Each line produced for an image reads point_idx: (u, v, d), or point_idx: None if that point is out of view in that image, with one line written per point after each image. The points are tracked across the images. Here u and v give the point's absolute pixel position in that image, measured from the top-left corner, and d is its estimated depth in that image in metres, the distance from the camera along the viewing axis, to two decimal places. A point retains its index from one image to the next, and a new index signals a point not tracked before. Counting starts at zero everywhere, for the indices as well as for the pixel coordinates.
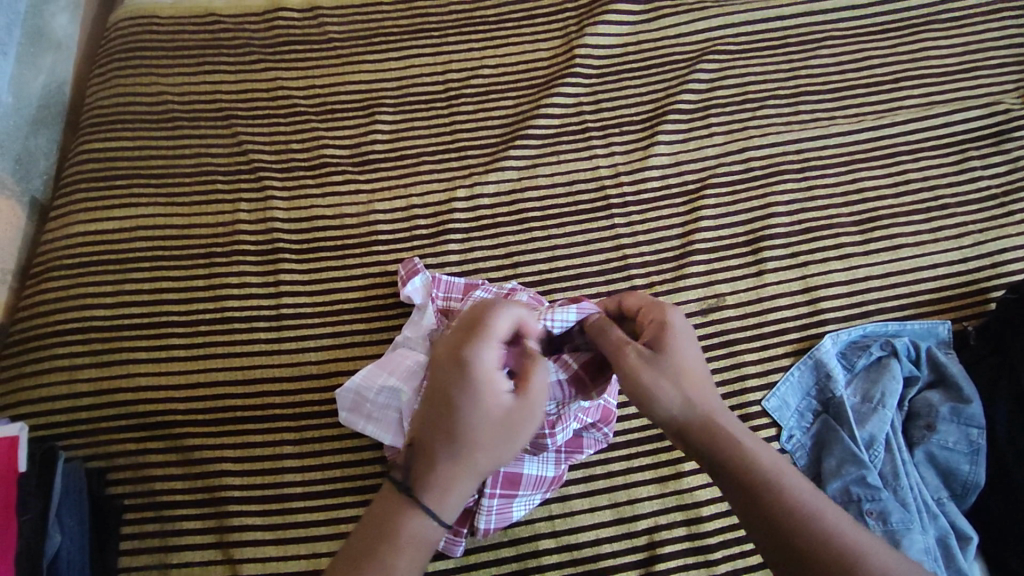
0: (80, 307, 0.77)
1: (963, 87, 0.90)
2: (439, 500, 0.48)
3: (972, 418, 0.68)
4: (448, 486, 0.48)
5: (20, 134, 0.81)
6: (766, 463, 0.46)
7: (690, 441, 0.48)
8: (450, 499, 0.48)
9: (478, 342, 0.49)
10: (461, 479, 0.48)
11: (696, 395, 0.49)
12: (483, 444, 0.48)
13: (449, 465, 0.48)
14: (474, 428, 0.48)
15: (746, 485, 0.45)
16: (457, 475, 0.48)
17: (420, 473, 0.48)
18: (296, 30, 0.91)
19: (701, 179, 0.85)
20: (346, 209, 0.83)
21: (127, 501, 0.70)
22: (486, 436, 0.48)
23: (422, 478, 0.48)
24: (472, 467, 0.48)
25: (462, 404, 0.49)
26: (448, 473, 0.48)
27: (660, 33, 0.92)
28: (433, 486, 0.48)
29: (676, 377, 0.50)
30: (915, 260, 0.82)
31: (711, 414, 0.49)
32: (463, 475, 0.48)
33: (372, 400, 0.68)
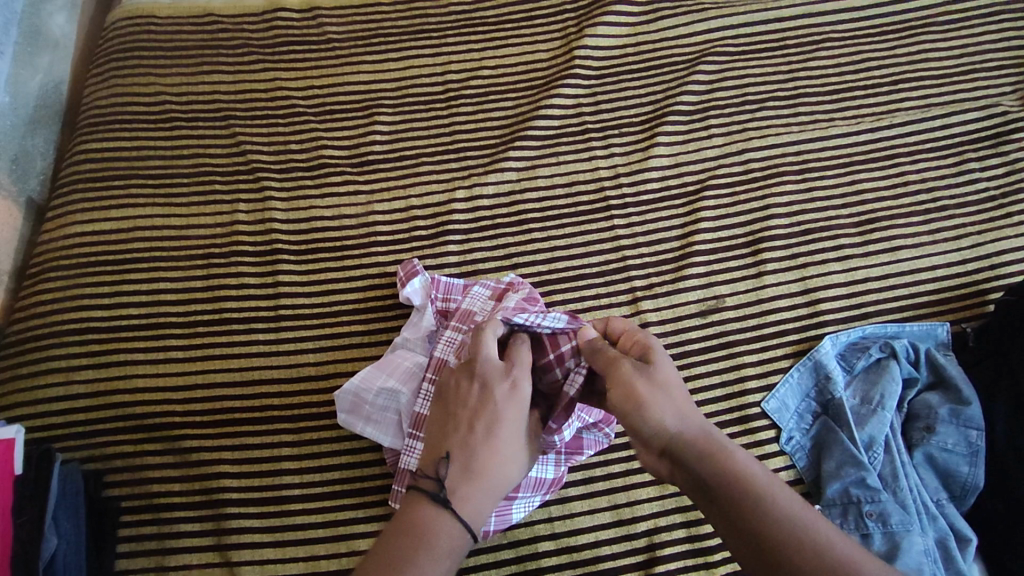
0: (79, 308, 0.76)
1: (961, 89, 0.90)
2: (480, 517, 0.49)
3: (971, 420, 0.68)
4: (487, 502, 0.50)
5: (17, 135, 0.81)
6: (759, 478, 0.45)
7: (681, 457, 0.47)
8: (487, 515, 0.50)
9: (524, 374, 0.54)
10: (496, 496, 0.51)
11: (686, 412, 0.48)
12: (515, 465, 0.52)
13: (489, 484, 0.50)
14: (511, 452, 0.52)
15: (739, 503, 0.44)
16: (495, 492, 0.50)
17: (458, 492, 0.49)
18: (296, 30, 0.91)
19: (701, 180, 0.85)
20: (346, 210, 0.82)
21: (126, 503, 0.69)
22: (518, 457, 0.52)
23: (464, 496, 0.49)
24: (505, 486, 0.51)
25: (499, 427, 0.52)
26: (488, 493, 0.50)
27: (660, 35, 0.92)
28: (478, 502, 0.49)
29: (665, 394, 0.49)
30: (914, 261, 0.82)
31: (701, 429, 0.48)
32: (497, 494, 0.51)
33: (370, 402, 0.67)
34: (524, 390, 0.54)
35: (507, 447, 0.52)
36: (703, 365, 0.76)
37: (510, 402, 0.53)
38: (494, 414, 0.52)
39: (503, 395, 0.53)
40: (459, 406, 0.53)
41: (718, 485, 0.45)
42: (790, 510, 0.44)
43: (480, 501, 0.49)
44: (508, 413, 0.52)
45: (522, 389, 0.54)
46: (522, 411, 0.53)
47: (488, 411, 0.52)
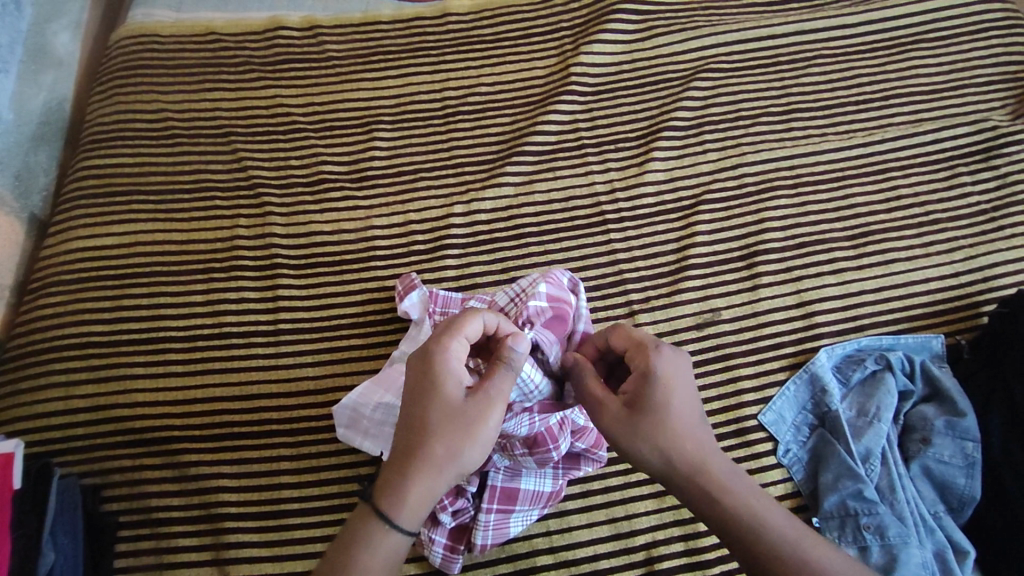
0: (79, 323, 0.77)
1: (950, 104, 0.91)
2: (399, 505, 0.48)
3: (966, 431, 0.68)
4: (406, 488, 0.49)
5: (19, 151, 0.82)
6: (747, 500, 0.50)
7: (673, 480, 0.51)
8: (412, 505, 0.48)
9: (449, 343, 0.52)
10: (423, 480, 0.49)
11: (678, 435, 0.51)
12: (443, 447, 0.49)
13: (408, 469, 0.49)
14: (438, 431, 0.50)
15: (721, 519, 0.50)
16: (418, 477, 0.49)
17: (388, 484, 0.49)
18: (296, 48, 0.93)
19: (695, 195, 0.86)
20: (344, 225, 0.83)
21: (124, 517, 0.69)
22: (445, 437, 0.50)
23: (386, 485, 0.49)
24: (436, 471, 0.49)
25: (423, 408, 0.51)
26: (408, 480, 0.49)
27: (654, 52, 0.94)
28: (395, 491, 0.49)
29: (646, 428, 0.51)
30: (907, 274, 0.83)
31: (693, 451, 0.51)
32: (428, 481, 0.49)
33: (368, 417, 0.69)
34: (450, 360, 0.52)
35: (431, 428, 0.50)
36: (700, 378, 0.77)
37: (429, 380, 0.52)
38: (420, 394, 0.51)
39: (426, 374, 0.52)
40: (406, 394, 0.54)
41: (702, 504, 0.50)
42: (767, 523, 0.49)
43: (398, 490, 0.49)
44: (427, 393, 0.51)
45: (443, 362, 0.52)
46: (447, 383, 0.51)
47: (412, 397, 0.52)
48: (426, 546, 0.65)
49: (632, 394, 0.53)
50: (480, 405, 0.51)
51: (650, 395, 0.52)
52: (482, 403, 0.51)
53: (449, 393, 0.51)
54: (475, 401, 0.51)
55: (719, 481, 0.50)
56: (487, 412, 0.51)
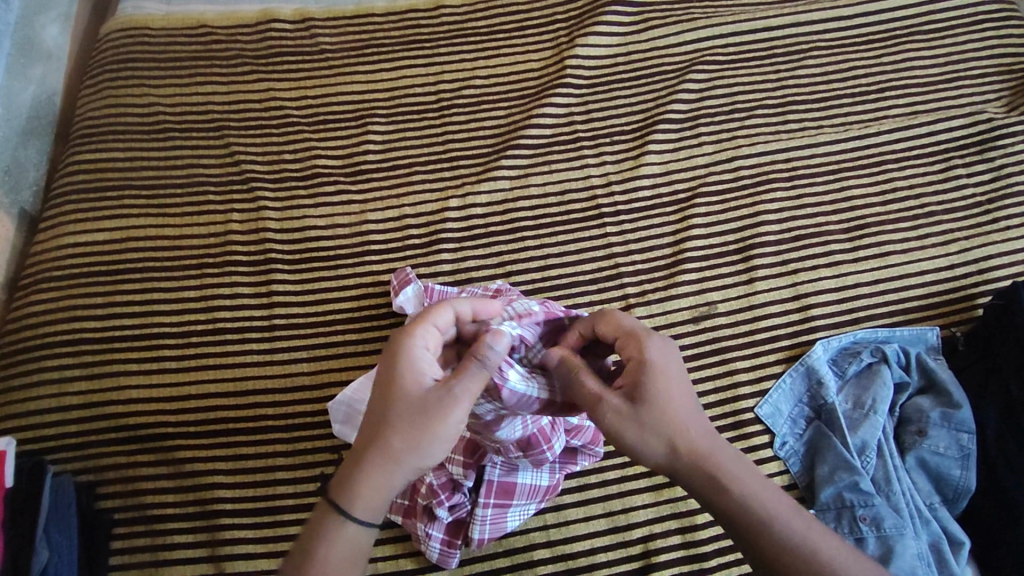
0: (71, 319, 0.76)
1: (946, 96, 0.91)
2: (350, 498, 0.48)
3: (962, 423, 0.68)
4: (361, 476, 0.48)
5: (8, 146, 0.81)
6: (756, 485, 0.50)
7: (685, 471, 0.50)
8: (363, 496, 0.48)
9: (412, 334, 0.52)
10: (377, 469, 0.48)
11: (684, 421, 0.51)
12: (398, 435, 0.49)
13: (364, 457, 0.49)
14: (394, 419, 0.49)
15: (732, 509, 0.49)
16: (373, 465, 0.48)
17: (345, 470, 0.49)
18: (289, 41, 0.92)
19: (691, 188, 0.86)
20: (339, 220, 0.83)
21: (118, 514, 0.69)
22: (396, 429, 0.49)
23: (342, 474, 0.49)
24: (388, 464, 0.49)
25: (381, 400, 0.50)
26: (362, 471, 0.48)
27: (649, 44, 0.93)
28: (347, 483, 0.48)
29: (653, 418, 0.50)
30: (903, 267, 0.83)
31: (698, 434, 0.51)
32: (379, 473, 0.48)
33: (363, 412, 0.70)
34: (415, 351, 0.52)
35: (384, 422, 0.49)
36: (696, 372, 0.77)
37: (392, 368, 0.51)
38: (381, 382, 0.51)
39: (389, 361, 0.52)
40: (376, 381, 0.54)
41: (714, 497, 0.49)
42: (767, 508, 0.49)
43: (351, 482, 0.48)
44: (387, 382, 0.51)
45: (406, 354, 0.51)
46: (407, 371, 0.51)
47: (375, 387, 0.51)
48: (423, 541, 0.65)
49: (629, 384, 0.52)
50: (439, 399, 0.49)
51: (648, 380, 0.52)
52: (440, 394, 0.49)
53: (411, 382, 0.50)
54: (433, 392, 0.49)
55: (724, 468, 0.50)
56: (444, 406, 0.49)
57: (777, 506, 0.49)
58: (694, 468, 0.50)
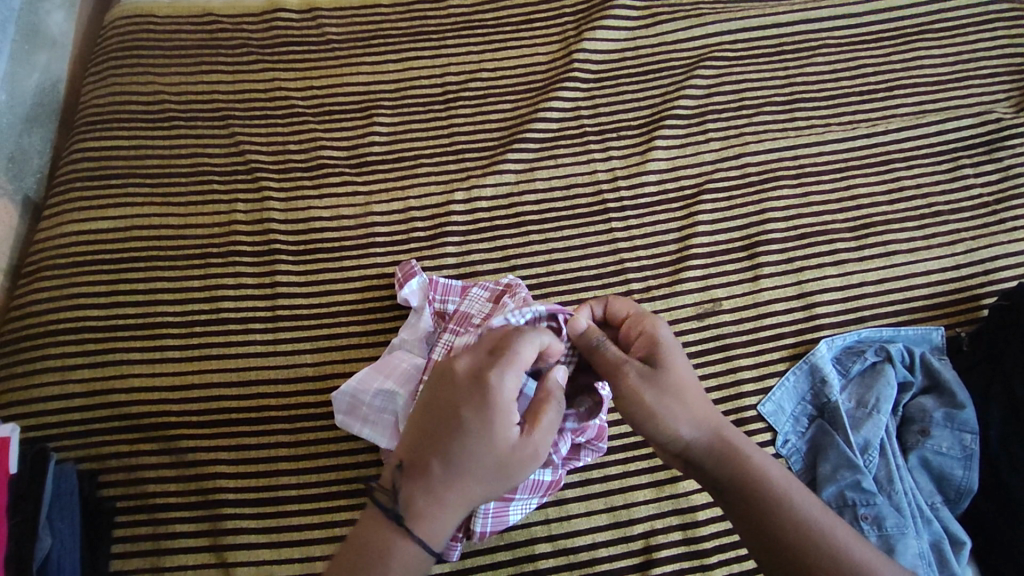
0: (74, 307, 0.76)
1: (955, 96, 0.91)
2: (433, 531, 0.49)
3: (965, 423, 0.68)
4: (447, 518, 0.49)
5: (13, 133, 0.81)
6: (774, 474, 0.51)
7: (703, 457, 0.52)
8: (448, 533, 0.49)
9: (508, 376, 0.50)
10: (461, 508, 0.50)
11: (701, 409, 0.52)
12: (490, 482, 0.49)
13: (451, 500, 0.49)
14: (487, 467, 0.49)
15: (753, 494, 0.50)
16: (458, 506, 0.49)
17: (422, 509, 0.49)
18: (295, 31, 0.91)
19: (697, 184, 0.86)
20: (344, 211, 0.82)
21: (120, 502, 0.69)
22: (496, 474, 0.50)
23: (423, 514, 0.49)
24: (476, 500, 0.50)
25: (479, 440, 0.49)
26: (450, 506, 0.49)
27: (657, 39, 0.93)
28: (438, 518, 0.48)
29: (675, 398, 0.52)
30: (908, 266, 0.82)
31: (712, 422, 0.52)
32: (462, 508, 0.50)
33: (367, 403, 0.68)
34: (507, 395, 0.50)
35: (488, 466, 0.49)
36: (700, 369, 0.76)
37: (487, 414, 0.49)
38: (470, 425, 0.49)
39: (482, 403, 0.49)
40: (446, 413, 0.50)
41: (732, 485, 0.51)
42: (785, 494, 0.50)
43: (438, 518, 0.48)
44: (481, 428, 0.49)
45: (508, 396, 0.50)
46: (502, 418, 0.50)
47: (464, 421, 0.49)
48: None
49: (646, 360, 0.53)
50: (535, 446, 0.51)
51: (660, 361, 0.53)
52: (539, 442, 0.51)
53: (506, 430, 0.50)
54: (525, 440, 0.50)
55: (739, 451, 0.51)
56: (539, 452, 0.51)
57: (798, 495, 0.50)
58: (714, 455, 0.51)
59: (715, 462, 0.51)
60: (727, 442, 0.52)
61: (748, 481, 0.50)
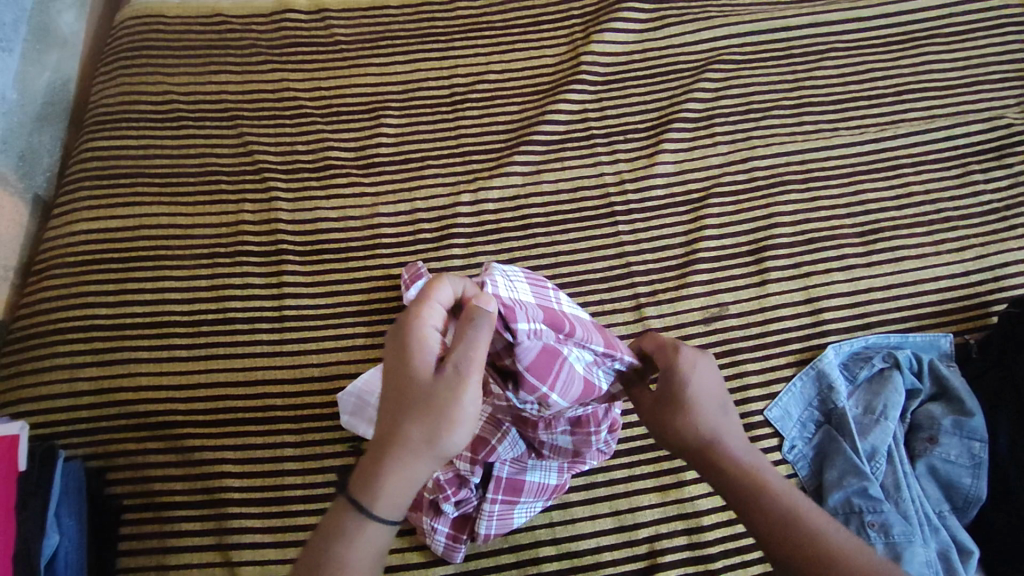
0: (82, 305, 0.76)
1: (966, 101, 0.90)
2: (369, 491, 0.45)
3: (974, 431, 0.68)
4: (382, 475, 0.45)
5: (23, 131, 0.81)
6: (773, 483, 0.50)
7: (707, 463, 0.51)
8: (388, 494, 0.45)
9: (414, 314, 0.48)
10: (397, 463, 0.45)
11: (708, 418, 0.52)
12: (412, 425, 0.45)
13: (381, 453, 0.45)
14: (407, 411, 0.45)
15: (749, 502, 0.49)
16: (392, 460, 0.45)
17: (360, 469, 0.46)
18: (303, 32, 0.92)
19: (705, 188, 0.85)
20: (350, 212, 0.83)
21: (126, 500, 0.69)
22: (414, 417, 0.45)
23: (360, 473, 0.46)
24: (409, 457, 0.45)
25: (396, 389, 0.46)
26: (382, 468, 0.45)
27: (665, 42, 0.93)
28: (367, 480, 0.45)
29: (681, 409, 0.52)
30: (917, 272, 0.82)
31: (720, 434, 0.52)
32: (400, 469, 0.45)
33: (372, 406, 0.70)
34: (422, 336, 0.47)
35: (402, 408, 0.45)
36: None
37: (400, 357, 0.47)
38: (394, 375, 0.47)
39: (396, 348, 0.47)
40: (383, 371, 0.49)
41: (730, 490, 0.50)
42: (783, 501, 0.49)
43: (370, 476, 0.45)
44: (399, 370, 0.46)
45: (415, 334, 0.47)
46: (417, 358, 0.46)
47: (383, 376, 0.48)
48: (428, 534, 0.65)
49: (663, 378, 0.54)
50: (451, 380, 0.45)
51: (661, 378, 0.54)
52: (453, 372, 0.45)
53: (420, 367, 0.46)
54: (444, 374, 0.45)
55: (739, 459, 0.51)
56: (459, 387, 0.45)
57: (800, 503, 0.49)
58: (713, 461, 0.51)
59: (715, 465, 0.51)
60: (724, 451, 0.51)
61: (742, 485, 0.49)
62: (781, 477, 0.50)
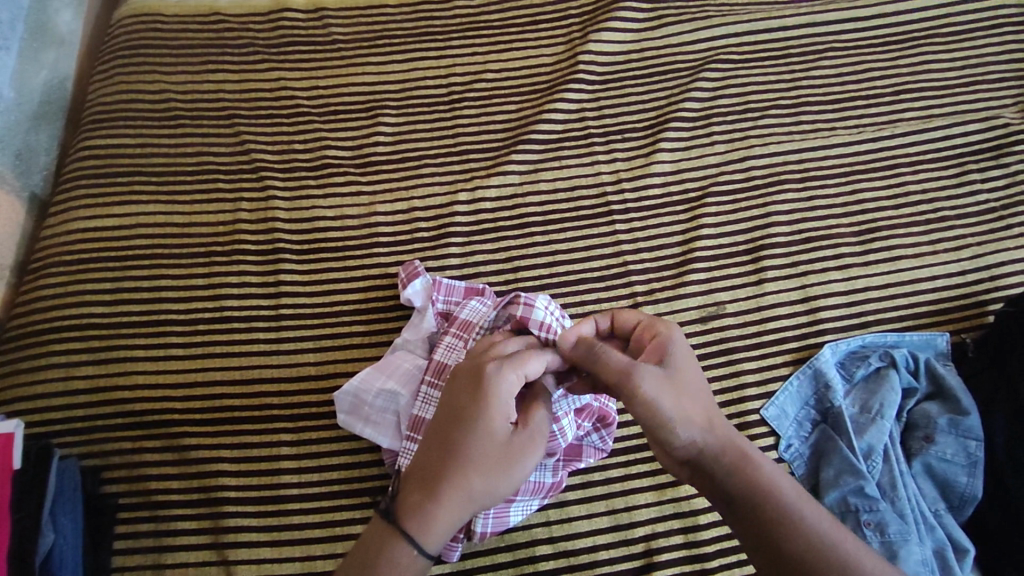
0: (78, 304, 0.76)
1: (963, 101, 0.90)
2: (424, 529, 0.50)
3: (969, 430, 0.68)
4: (439, 517, 0.50)
5: (20, 130, 0.81)
6: (787, 490, 0.50)
7: (717, 464, 0.50)
8: (440, 534, 0.50)
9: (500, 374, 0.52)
10: (454, 509, 0.51)
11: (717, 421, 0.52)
12: (478, 479, 0.51)
13: (441, 498, 0.50)
14: (477, 466, 0.51)
15: (765, 511, 0.48)
16: (451, 506, 0.50)
17: (412, 502, 0.50)
18: (300, 31, 0.91)
19: (702, 187, 0.85)
20: (347, 211, 0.83)
21: (122, 499, 0.69)
22: (484, 475, 0.51)
23: (415, 510, 0.50)
24: (464, 501, 0.51)
25: (467, 439, 0.51)
26: (441, 507, 0.50)
27: (663, 41, 0.93)
28: (424, 519, 0.50)
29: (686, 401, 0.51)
30: (914, 271, 0.82)
31: (727, 435, 0.51)
32: (456, 510, 0.51)
33: (369, 403, 0.69)
34: (502, 396, 0.52)
35: (471, 460, 0.51)
36: None
37: (482, 414, 0.52)
38: (468, 426, 0.52)
39: (475, 401, 0.52)
40: (449, 413, 0.53)
41: (737, 484, 0.49)
42: (796, 508, 0.49)
43: (427, 516, 0.50)
44: (476, 425, 0.52)
45: (497, 395, 0.52)
46: (497, 420, 0.52)
47: (452, 419, 0.52)
48: None
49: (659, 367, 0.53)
50: (525, 447, 0.53)
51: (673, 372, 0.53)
52: (529, 437, 0.54)
53: (499, 431, 0.52)
54: (517, 440, 0.53)
55: (752, 463, 0.50)
56: (528, 457, 0.53)
57: (812, 511, 0.49)
58: (727, 464, 0.50)
59: (728, 467, 0.50)
60: (737, 453, 0.51)
61: (762, 495, 0.49)
62: (785, 475, 0.51)
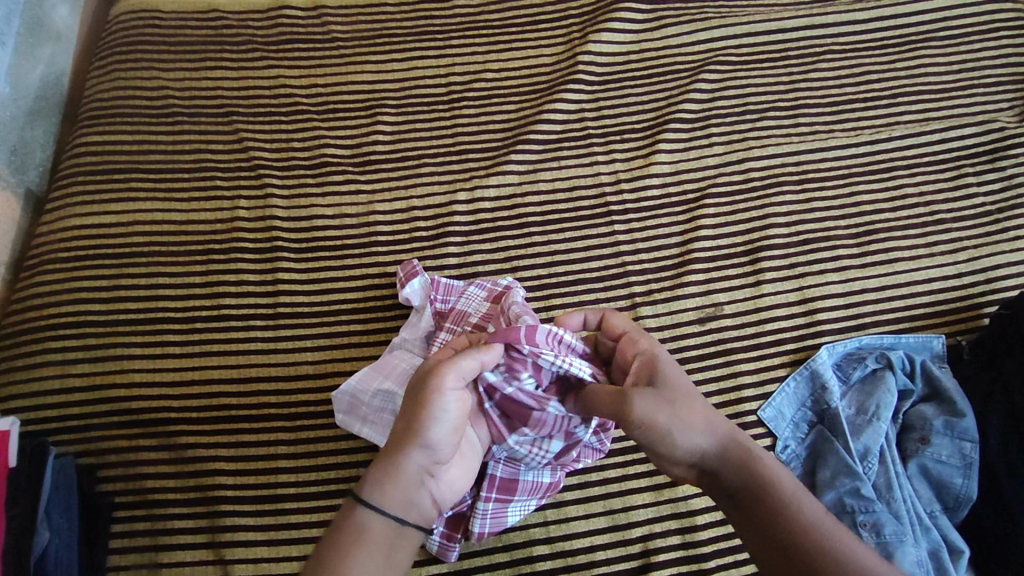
0: (75, 301, 0.76)
1: (960, 104, 0.91)
2: (367, 485, 0.49)
3: (965, 432, 0.68)
4: (374, 469, 0.50)
5: (16, 126, 0.81)
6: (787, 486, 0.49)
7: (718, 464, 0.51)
8: (381, 483, 0.49)
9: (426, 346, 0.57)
10: (387, 456, 0.50)
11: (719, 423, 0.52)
12: (402, 420, 0.51)
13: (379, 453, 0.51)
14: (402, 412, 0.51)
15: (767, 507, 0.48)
16: (384, 455, 0.50)
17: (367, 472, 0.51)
18: (299, 29, 0.91)
19: (701, 189, 0.86)
20: (346, 209, 0.82)
21: (118, 497, 0.69)
22: (403, 415, 0.51)
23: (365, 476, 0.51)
24: (395, 447, 0.50)
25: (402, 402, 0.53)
26: (396, 467, 0.49)
27: (662, 42, 0.93)
28: (363, 476, 0.50)
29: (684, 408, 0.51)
30: (910, 273, 0.82)
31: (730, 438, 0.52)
32: (387, 457, 0.50)
33: (367, 403, 0.69)
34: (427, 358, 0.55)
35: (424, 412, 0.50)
36: (701, 373, 0.76)
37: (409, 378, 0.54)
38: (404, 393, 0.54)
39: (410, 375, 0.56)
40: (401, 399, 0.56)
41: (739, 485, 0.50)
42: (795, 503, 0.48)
43: (370, 473, 0.50)
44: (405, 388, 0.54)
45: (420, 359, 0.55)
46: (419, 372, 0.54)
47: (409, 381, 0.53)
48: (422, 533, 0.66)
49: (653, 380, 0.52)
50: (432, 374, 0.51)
51: (659, 382, 0.52)
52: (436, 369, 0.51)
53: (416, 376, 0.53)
54: (428, 373, 0.52)
55: (754, 459, 0.51)
56: (438, 381, 0.50)
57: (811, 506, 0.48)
58: (727, 465, 0.51)
59: (727, 466, 0.51)
60: (737, 452, 0.51)
61: (764, 492, 0.49)
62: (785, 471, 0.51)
